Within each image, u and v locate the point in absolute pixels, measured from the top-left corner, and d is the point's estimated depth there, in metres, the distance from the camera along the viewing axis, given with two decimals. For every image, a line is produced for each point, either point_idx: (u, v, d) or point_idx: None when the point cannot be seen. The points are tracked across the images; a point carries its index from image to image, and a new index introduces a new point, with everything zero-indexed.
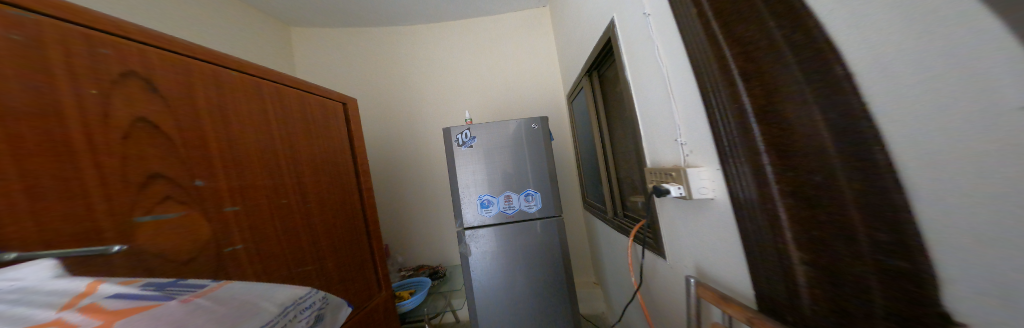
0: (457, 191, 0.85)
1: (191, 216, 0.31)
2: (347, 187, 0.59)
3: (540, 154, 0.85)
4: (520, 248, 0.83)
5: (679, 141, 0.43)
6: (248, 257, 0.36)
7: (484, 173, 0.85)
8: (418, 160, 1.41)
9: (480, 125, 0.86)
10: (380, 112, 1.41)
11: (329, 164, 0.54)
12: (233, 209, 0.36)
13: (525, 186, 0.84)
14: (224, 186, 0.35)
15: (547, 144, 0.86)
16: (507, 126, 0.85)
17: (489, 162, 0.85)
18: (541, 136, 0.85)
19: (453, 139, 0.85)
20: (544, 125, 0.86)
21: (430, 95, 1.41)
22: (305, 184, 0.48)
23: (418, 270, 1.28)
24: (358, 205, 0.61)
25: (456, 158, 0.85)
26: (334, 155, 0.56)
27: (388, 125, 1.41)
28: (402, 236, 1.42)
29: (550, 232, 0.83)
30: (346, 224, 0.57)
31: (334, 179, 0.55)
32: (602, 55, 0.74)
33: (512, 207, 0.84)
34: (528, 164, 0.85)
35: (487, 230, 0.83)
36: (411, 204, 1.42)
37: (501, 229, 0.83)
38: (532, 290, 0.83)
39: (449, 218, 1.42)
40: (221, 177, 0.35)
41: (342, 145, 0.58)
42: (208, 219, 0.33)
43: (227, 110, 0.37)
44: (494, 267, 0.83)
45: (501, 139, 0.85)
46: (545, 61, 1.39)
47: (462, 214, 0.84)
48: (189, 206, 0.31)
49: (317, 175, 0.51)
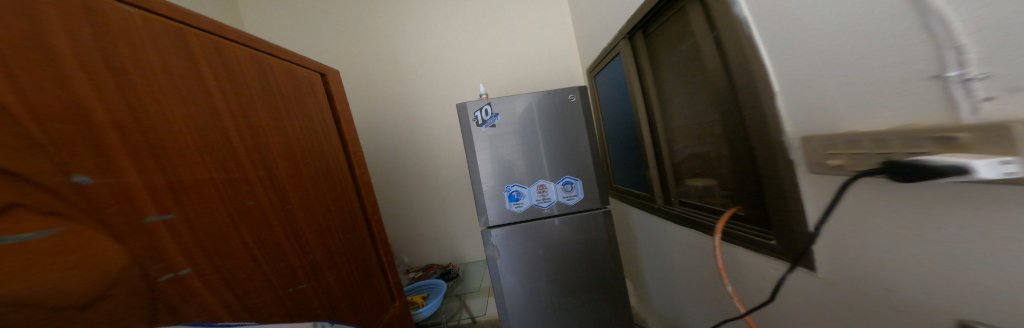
0: (478, 183, 0.75)
1: (84, 234, 0.24)
2: (325, 187, 0.59)
3: (570, 137, 0.75)
4: (546, 246, 0.75)
5: (960, 73, 0.24)
6: (202, 280, 0.33)
7: (509, 160, 0.75)
8: (423, 148, 1.30)
9: (502, 102, 0.75)
10: (376, 95, 1.27)
11: (293, 159, 0.52)
12: (158, 219, 0.30)
13: (562, 173, 0.75)
14: (142, 188, 0.29)
15: (585, 121, 0.75)
16: (534, 104, 0.75)
17: (514, 147, 0.75)
18: (577, 113, 0.75)
19: (470, 116, 0.74)
20: (575, 100, 0.75)
21: (430, 75, 1.28)
22: (267, 184, 0.46)
23: (428, 271, 1.24)
24: (342, 206, 0.62)
25: (475, 141, 0.75)
26: (297, 150, 0.54)
27: (383, 110, 1.28)
28: (408, 232, 1.34)
29: (588, 228, 0.74)
30: (337, 231, 0.59)
31: (304, 178, 0.54)
32: (662, 7, 0.67)
33: (543, 199, 0.75)
34: (553, 149, 0.75)
35: (521, 227, 0.75)
36: (416, 197, 1.32)
37: (535, 226, 0.74)
38: (569, 289, 0.76)
39: (459, 211, 1.34)
40: (131, 175, 0.29)
41: (305, 140, 0.57)
42: (115, 235, 0.27)
43: (139, 95, 0.31)
44: (518, 267, 0.75)
45: (527, 120, 0.75)
46: (559, 32, 1.27)
47: (483, 208, 0.75)
48: (74, 220, 0.24)
49: (279, 173, 0.49)
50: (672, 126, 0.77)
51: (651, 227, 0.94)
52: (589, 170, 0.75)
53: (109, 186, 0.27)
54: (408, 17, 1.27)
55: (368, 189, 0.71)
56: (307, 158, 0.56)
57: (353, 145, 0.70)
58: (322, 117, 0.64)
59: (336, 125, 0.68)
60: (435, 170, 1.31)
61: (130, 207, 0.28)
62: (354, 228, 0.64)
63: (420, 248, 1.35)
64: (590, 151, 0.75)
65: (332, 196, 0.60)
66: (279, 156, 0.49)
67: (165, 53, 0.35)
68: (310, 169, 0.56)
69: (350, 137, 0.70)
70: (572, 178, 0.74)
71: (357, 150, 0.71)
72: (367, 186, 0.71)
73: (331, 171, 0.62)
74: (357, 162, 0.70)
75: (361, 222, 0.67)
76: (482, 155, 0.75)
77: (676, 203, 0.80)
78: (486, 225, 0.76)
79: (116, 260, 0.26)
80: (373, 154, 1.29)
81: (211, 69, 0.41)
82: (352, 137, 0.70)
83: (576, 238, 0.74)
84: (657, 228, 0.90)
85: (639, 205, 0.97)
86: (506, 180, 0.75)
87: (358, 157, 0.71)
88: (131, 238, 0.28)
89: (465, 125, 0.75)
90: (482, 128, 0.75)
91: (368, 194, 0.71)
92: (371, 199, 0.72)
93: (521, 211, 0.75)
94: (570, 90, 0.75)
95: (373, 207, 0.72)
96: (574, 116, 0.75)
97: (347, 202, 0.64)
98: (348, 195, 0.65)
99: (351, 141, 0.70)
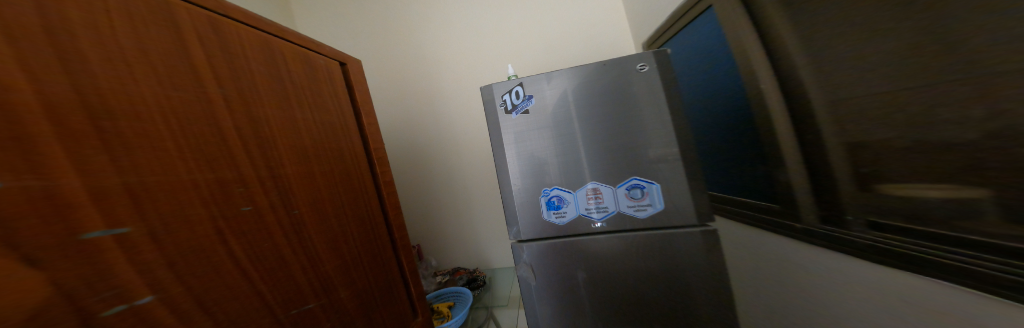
0: (506, 185, 0.63)
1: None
2: (341, 188, 0.51)
3: (625, 128, 0.58)
4: (592, 268, 0.60)
5: None
6: (179, 312, 0.26)
7: (546, 158, 0.62)
8: (448, 145, 1.23)
9: (538, 86, 0.62)
10: (402, 90, 1.24)
11: (302, 157, 0.45)
12: (106, 232, 0.23)
13: (619, 175, 0.59)
14: (87, 191, 0.22)
15: (650, 107, 0.58)
16: (579, 88, 0.60)
17: (552, 140, 0.61)
18: (639, 98, 0.58)
19: (498, 101, 0.63)
20: (632, 80, 0.58)
21: (456, 66, 1.20)
22: (268, 186, 0.38)
23: (454, 276, 1.16)
24: (360, 210, 0.55)
25: (504, 135, 0.63)
26: (310, 146, 0.47)
27: (409, 105, 1.24)
28: (433, 234, 1.29)
29: (653, 250, 0.57)
30: (354, 239, 0.51)
31: (316, 178, 0.47)
32: None
33: (593, 208, 0.60)
34: (603, 143, 0.59)
35: (560, 246, 0.60)
36: (442, 197, 1.26)
37: (579, 242, 0.60)
38: (623, 321, 0.60)
39: (486, 214, 1.24)
40: (63, 175, 0.21)
41: (320, 135, 0.50)
42: (37, 259, 0.19)
43: (103, 75, 0.25)
44: (557, 291, 0.61)
45: (570, 106, 0.61)
46: (603, 9, 1.12)
47: (513, 216, 0.63)
48: None
49: (286, 172, 0.42)
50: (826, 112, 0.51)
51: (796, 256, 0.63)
52: (653, 171, 0.57)
53: (31, 189, 0.19)
54: (435, 6, 1.22)
55: (390, 190, 0.64)
56: (320, 155, 0.49)
57: (374, 141, 0.63)
58: (340, 110, 0.57)
59: (357, 119, 0.61)
60: (460, 168, 1.23)
61: (57, 217, 0.21)
62: (373, 235, 0.56)
63: (446, 250, 1.29)
64: (653, 146, 0.57)
65: (349, 198, 0.52)
66: (286, 154, 0.43)
67: (148, 30, 0.29)
68: (324, 168, 0.49)
69: (371, 132, 0.63)
70: (640, 182, 0.58)
71: (378, 146, 0.63)
72: (388, 186, 0.63)
73: (348, 170, 0.54)
74: (378, 160, 0.62)
75: (380, 227, 0.59)
76: (512, 154, 0.63)
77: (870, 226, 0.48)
78: (517, 238, 0.63)
79: (37, 293, 0.19)
80: (398, 151, 1.26)
81: (207, 52, 0.35)
82: (373, 132, 0.63)
83: (632, 261, 0.58)
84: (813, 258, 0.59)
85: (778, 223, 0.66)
86: (543, 182, 0.62)
87: (379, 154, 0.63)
88: (61, 261, 0.20)
89: (492, 116, 0.64)
90: (514, 118, 0.63)
91: (390, 196, 0.63)
92: (393, 201, 0.64)
93: (563, 223, 0.61)
94: (625, 67, 0.58)
95: (395, 210, 0.64)
96: (632, 101, 0.58)
97: (365, 205, 0.56)
98: (367, 198, 0.57)
99: (371, 137, 0.62)
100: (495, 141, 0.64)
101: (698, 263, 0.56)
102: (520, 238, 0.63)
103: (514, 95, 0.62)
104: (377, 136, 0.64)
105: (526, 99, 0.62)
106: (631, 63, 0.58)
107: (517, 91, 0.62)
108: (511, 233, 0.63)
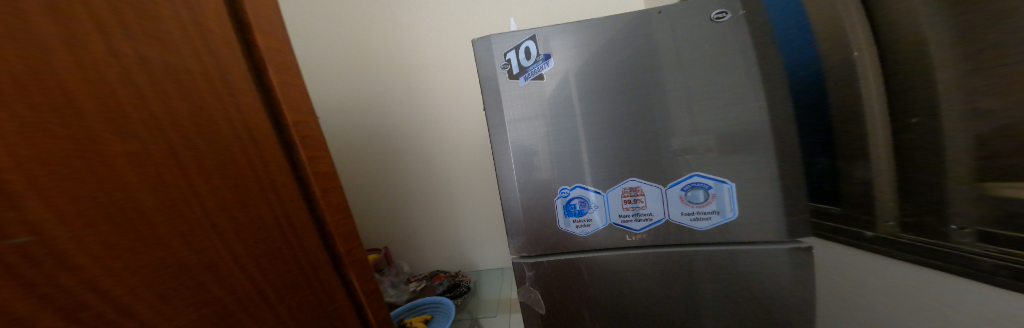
0: (512, 178, 0.49)
1: None
2: (204, 199, 0.20)
3: (677, 112, 0.45)
4: (609, 284, 0.51)
5: None
6: None
7: (560, 147, 0.48)
8: (423, 128, 1.02)
9: (558, 43, 0.46)
10: (361, 56, 0.99)
11: (100, 107, 0.15)
12: None
13: (666, 169, 0.46)
14: None
15: (717, 78, 0.44)
16: (615, 52, 0.45)
17: (570, 122, 0.47)
18: (702, 67, 0.44)
19: (503, 65, 0.47)
20: (691, 49, 0.44)
21: (433, 29, 0.97)
22: (10, 176, 0.11)
23: (433, 281, 0.99)
24: (266, 241, 0.24)
25: (509, 111, 0.48)
26: (135, 82, 0.17)
27: (371, 77, 1.00)
28: (406, 233, 1.09)
29: (671, 271, 0.49)
30: (271, 291, 0.23)
31: (147, 169, 0.17)
32: None
33: (631, 216, 0.48)
34: (646, 127, 0.46)
35: (562, 265, 0.51)
36: (414, 189, 1.06)
37: (597, 259, 0.50)
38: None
39: (470, 211, 1.07)
40: None
41: (156, 57, 0.18)
42: None
43: None
44: (570, 308, 0.53)
45: (602, 74, 0.46)
46: None
47: (521, 222, 0.50)
48: None
49: (40, 139, 0.12)
50: (876, 89, 0.36)
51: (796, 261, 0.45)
52: (709, 171, 0.45)
53: None
54: None
55: (335, 193, 0.32)
56: (149, 109, 0.17)
57: (288, 93, 0.28)
58: (211, 8, 0.23)
59: (242, 39, 0.25)
60: (438, 156, 1.03)
61: None
62: (316, 279, 0.28)
63: (421, 252, 1.10)
64: (712, 137, 0.45)
65: (225, 223, 0.21)
66: (14, 83, 0.12)
67: None
68: (164, 145, 0.18)
69: (290, 77, 0.29)
70: (701, 181, 0.45)
71: (304, 108, 0.30)
72: (330, 188, 0.31)
73: (224, 151, 0.22)
74: (303, 135, 0.29)
75: (326, 263, 0.29)
76: (513, 138, 0.48)
77: (975, 237, 0.31)
78: (524, 249, 0.51)
79: None
80: (357, 133, 1.02)
81: None
82: (293, 78, 0.30)
83: (655, 280, 0.50)
84: (833, 259, 0.42)
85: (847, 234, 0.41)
86: (561, 178, 0.48)
87: (307, 124, 0.30)
88: None
89: (489, 83, 0.48)
90: (523, 86, 0.47)
91: (333, 207, 0.31)
92: (343, 214, 0.32)
93: (586, 234, 0.49)
94: (683, 28, 0.44)
95: (348, 231, 0.33)
96: (682, 71, 0.45)
97: (276, 231, 0.25)
98: (290, 210, 0.26)
99: (281, 86, 0.28)
100: (492, 119, 0.49)
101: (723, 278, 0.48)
102: (521, 254, 0.50)
103: (523, 53, 0.46)
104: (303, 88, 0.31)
105: (541, 61, 0.46)
106: (693, 25, 0.44)
107: (528, 48, 0.46)
108: (519, 242, 0.51)
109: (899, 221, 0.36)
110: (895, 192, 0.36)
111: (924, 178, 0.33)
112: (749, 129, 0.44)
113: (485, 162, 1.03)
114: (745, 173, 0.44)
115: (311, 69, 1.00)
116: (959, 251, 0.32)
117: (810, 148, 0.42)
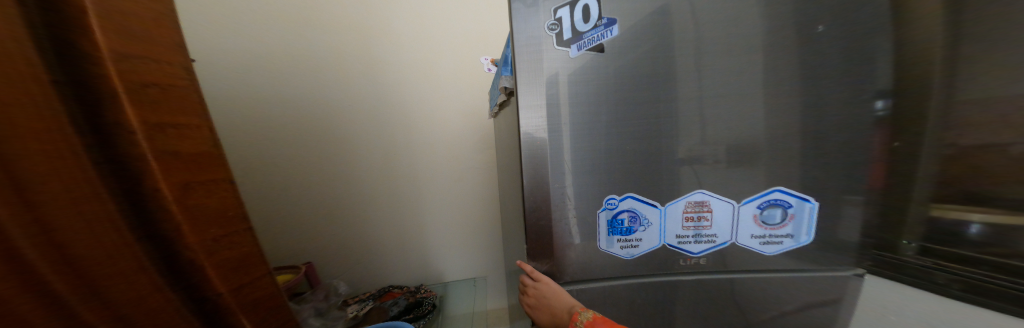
0: (551, 181, 0.38)
1: None
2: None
3: (751, 117, 0.36)
4: (640, 320, 0.41)
5: None
6: None
7: (606, 146, 0.37)
8: (389, 112, 0.88)
9: (630, 5, 0.35)
10: (307, 14, 0.79)
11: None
12: None
13: (751, 182, 0.37)
14: None
15: (837, 66, 0.34)
16: (704, 27, 0.35)
17: (631, 110, 0.36)
18: (824, 53, 0.34)
19: (552, 28, 0.36)
20: (800, 33, 0.34)
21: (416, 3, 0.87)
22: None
23: (383, 300, 0.83)
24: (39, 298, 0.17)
25: (550, 89, 0.36)
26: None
27: (321, 40, 0.81)
28: (357, 235, 0.92)
29: (730, 302, 0.40)
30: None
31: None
32: None
33: (690, 237, 0.39)
34: (733, 124, 0.36)
35: (585, 298, 0.40)
36: (373, 184, 0.90)
37: (641, 284, 0.41)
38: None
39: (440, 212, 0.96)
40: None
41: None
42: None
43: None
44: None
45: (681, 49, 0.35)
46: None
47: (555, 242, 0.39)
48: None
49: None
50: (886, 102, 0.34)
51: (825, 290, 0.38)
52: (792, 187, 0.37)
53: None
54: None
55: (208, 206, 0.26)
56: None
57: (132, 73, 0.22)
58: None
59: None
60: (406, 146, 0.90)
61: None
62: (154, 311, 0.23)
63: (375, 261, 0.94)
64: (765, 149, 0.36)
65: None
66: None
67: None
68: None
69: (164, 59, 0.24)
70: (782, 198, 0.37)
71: (182, 99, 0.25)
72: (192, 197, 0.25)
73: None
74: (153, 129, 0.23)
75: (170, 290, 0.24)
76: (553, 126, 0.37)
77: (916, 250, 0.34)
78: (551, 276, 0.41)
79: None
80: (299, 106, 0.81)
81: None
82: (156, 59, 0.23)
83: (712, 314, 0.41)
84: (868, 290, 0.37)
85: (883, 264, 0.36)
86: (608, 186, 0.38)
87: (178, 115, 0.24)
88: None
89: (529, 48, 0.36)
90: (573, 57, 0.36)
91: (197, 224, 0.25)
92: (221, 235, 0.27)
93: (630, 257, 0.40)
94: (793, 5, 0.34)
95: (245, 254, 0.29)
96: (800, 54, 0.34)
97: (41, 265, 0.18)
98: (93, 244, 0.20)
99: (121, 68, 0.21)
100: (527, 96, 0.36)
101: (757, 316, 0.40)
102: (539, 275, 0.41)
103: (580, 14, 0.35)
104: (187, 73, 0.25)
105: (601, 27, 0.36)
106: (811, 1, 0.33)
107: (587, 6, 0.35)
108: (546, 267, 0.40)
109: (863, 240, 0.37)
110: (875, 216, 0.35)
111: (897, 191, 0.34)
112: (853, 138, 0.34)
113: (464, 160, 0.95)
114: (830, 192, 0.36)
115: (217, 10, 0.72)
116: (906, 262, 0.34)
117: (891, 171, 0.34)
